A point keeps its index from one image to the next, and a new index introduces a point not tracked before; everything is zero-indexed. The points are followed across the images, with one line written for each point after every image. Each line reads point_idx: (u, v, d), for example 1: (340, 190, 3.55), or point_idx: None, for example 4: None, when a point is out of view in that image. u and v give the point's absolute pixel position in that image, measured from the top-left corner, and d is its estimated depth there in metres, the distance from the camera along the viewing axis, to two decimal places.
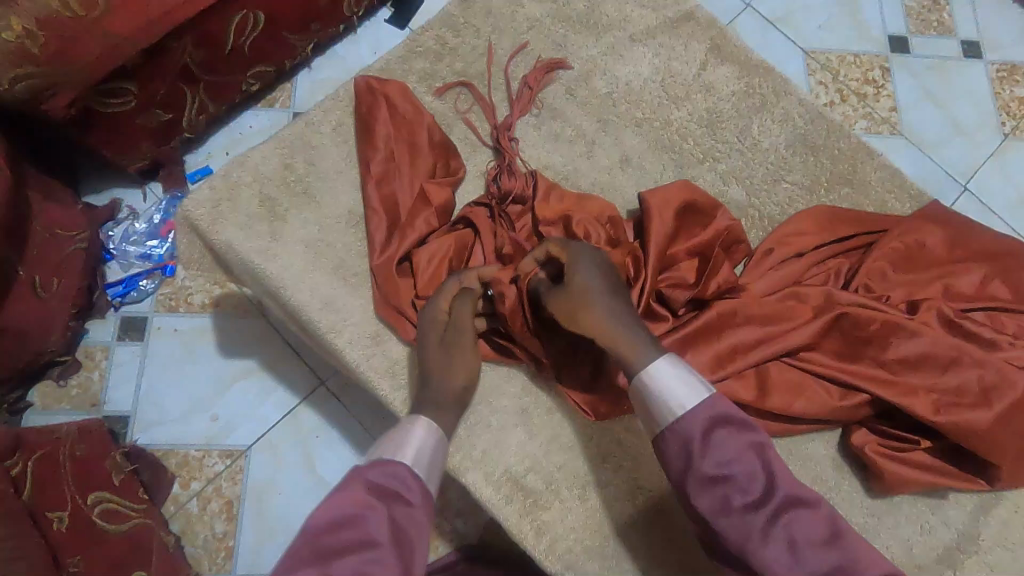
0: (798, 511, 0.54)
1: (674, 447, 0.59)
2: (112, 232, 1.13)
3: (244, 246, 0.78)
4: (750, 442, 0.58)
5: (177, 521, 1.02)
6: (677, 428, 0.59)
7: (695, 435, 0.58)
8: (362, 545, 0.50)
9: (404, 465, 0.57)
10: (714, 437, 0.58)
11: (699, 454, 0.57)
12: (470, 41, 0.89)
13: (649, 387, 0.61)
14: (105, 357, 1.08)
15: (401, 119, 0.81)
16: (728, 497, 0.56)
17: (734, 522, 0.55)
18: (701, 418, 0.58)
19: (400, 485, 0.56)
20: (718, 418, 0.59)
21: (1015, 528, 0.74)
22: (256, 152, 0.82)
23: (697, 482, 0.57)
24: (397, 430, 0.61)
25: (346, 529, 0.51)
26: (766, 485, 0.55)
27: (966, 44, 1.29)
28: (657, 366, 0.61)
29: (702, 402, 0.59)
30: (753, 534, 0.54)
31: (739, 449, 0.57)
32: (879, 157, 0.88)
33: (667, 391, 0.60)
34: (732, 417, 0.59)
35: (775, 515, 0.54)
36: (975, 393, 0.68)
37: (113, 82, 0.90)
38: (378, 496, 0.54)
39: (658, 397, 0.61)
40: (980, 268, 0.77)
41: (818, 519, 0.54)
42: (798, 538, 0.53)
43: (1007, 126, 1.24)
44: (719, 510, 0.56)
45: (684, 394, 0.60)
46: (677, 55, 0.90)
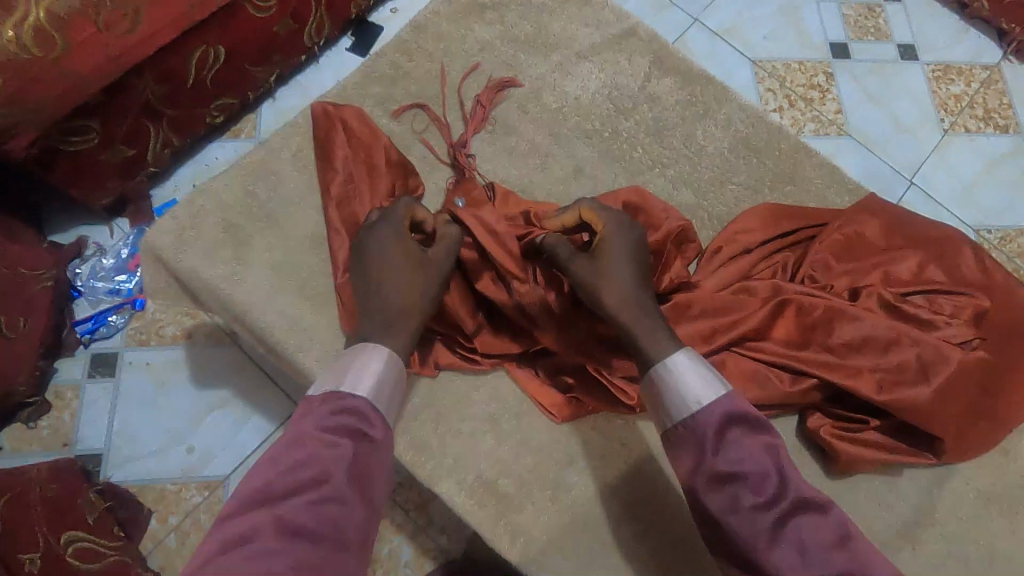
0: (809, 514, 0.55)
1: (688, 441, 0.61)
2: (79, 269, 1.12)
3: (210, 274, 0.79)
4: (765, 443, 0.59)
5: (156, 557, 1.01)
6: (692, 421, 0.60)
7: (709, 432, 0.59)
8: (317, 481, 0.53)
9: (360, 400, 0.60)
10: (727, 434, 0.59)
11: (713, 451, 0.59)
12: (424, 65, 0.93)
13: (666, 377, 0.63)
14: (76, 396, 1.07)
15: (359, 142, 0.83)
16: (738, 495, 0.56)
17: (743, 521, 0.55)
18: (716, 414, 0.60)
19: (356, 419, 0.59)
20: (733, 415, 0.60)
21: (968, 499, 0.77)
22: (218, 181, 0.84)
23: (708, 479, 0.58)
24: (352, 364, 0.63)
25: (301, 468, 0.53)
26: (779, 487, 0.56)
27: (902, 47, 1.36)
28: (678, 358, 0.64)
29: (718, 399, 0.61)
30: (762, 533, 0.54)
31: (753, 449, 0.58)
32: (818, 155, 0.93)
33: (684, 382, 0.62)
34: (748, 417, 0.60)
35: (786, 517, 0.55)
36: (915, 371, 0.72)
37: (74, 120, 0.93)
38: (332, 433, 0.57)
39: (676, 390, 0.63)
40: (915, 254, 0.81)
41: (830, 523, 0.55)
42: (808, 541, 0.53)
43: (945, 122, 1.31)
44: (728, 508, 0.57)
45: (700, 388, 0.62)
46: (623, 69, 0.95)
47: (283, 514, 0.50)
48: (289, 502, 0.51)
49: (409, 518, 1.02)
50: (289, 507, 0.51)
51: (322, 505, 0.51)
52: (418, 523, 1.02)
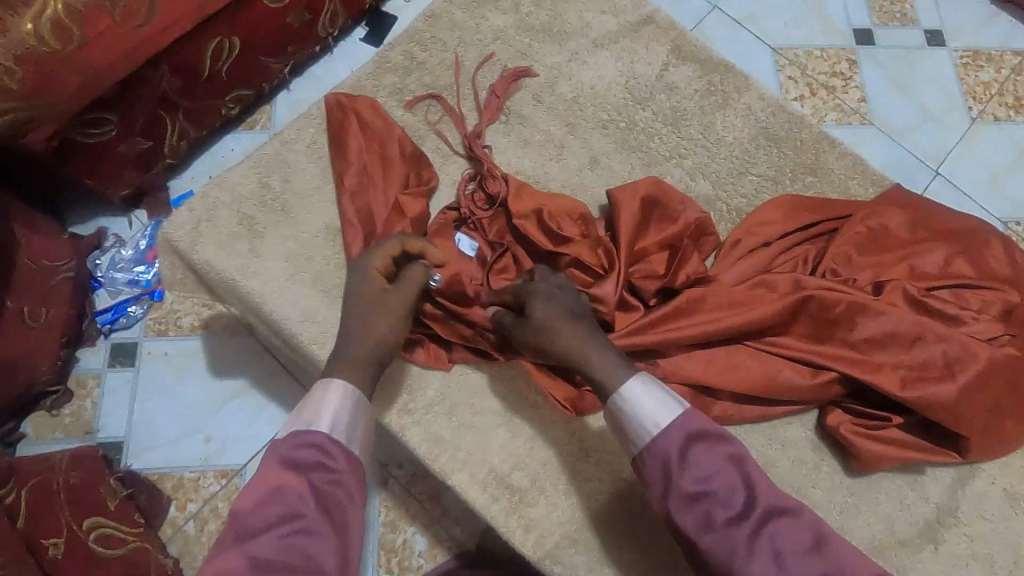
0: (780, 521, 0.54)
1: (654, 468, 0.59)
2: (100, 260, 1.14)
3: (225, 265, 0.79)
4: (727, 456, 0.58)
5: (176, 544, 1.03)
6: (654, 447, 0.59)
7: (671, 454, 0.58)
8: (284, 518, 0.53)
9: (321, 433, 0.58)
10: (690, 453, 0.57)
11: (679, 472, 0.57)
12: (437, 55, 0.92)
13: (623, 406, 0.61)
14: (96, 385, 1.09)
15: (372, 133, 0.83)
16: (709, 513, 0.55)
17: (719, 539, 0.55)
18: (676, 435, 0.58)
19: (317, 453, 0.57)
20: (693, 433, 0.58)
21: (993, 499, 0.75)
22: (233, 173, 0.84)
23: (678, 502, 0.57)
24: (311, 398, 0.61)
25: (268, 506, 0.54)
26: (746, 498, 0.55)
27: (929, 33, 1.32)
28: (632, 386, 0.61)
29: (676, 419, 0.59)
30: (739, 550, 0.53)
31: (716, 463, 0.57)
32: (841, 145, 0.91)
33: (641, 409, 0.60)
34: (707, 431, 0.59)
35: (759, 528, 0.54)
36: (940, 367, 0.70)
37: (91, 112, 0.93)
38: (295, 468, 0.56)
39: (634, 417, 0.61)
40: (942, 247, 0.79)
41: (802, 527, 0.54)
42: (783, 549, 0.53)
43: (974, 110, 1.27)
44: (702, 527, 0.55)
45: (656, 411, 0.60)
46: (640, 57, 0.93)
47: (253, 554, 0.51)
48: (259, 541, 0.52)
49: (423, 509, 1.03)
50: (259, 546, 0.51)
51: (293, 541, 0.52)
52: (432, 514, 1.03)
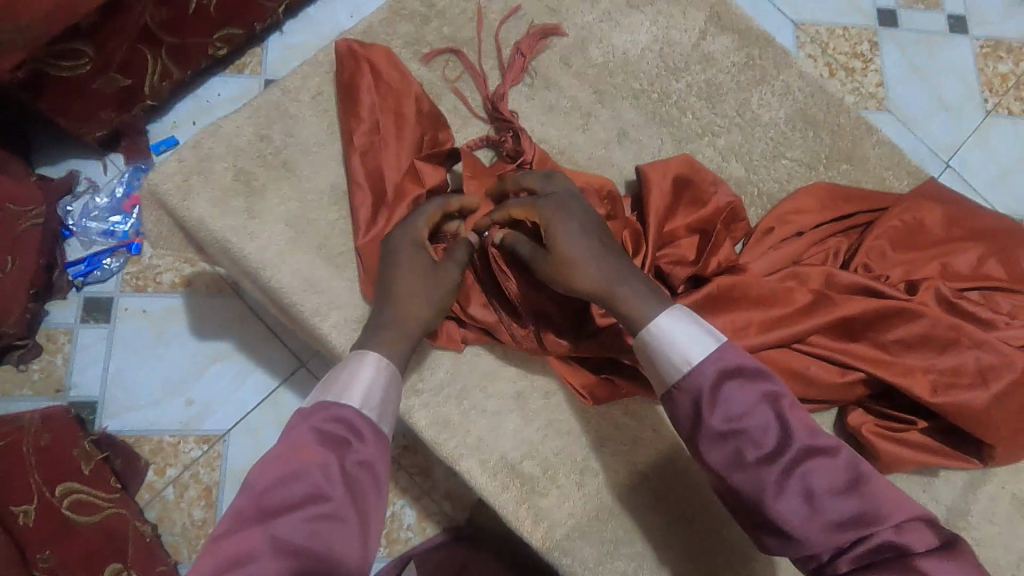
0: (814, 461, 0.53)
1: (685, 402, 0.56)
2: (71, 207, 1.05)
3: (218, 224, 0.72)
4: (763, 393, 0.55)
5: (154, 509, 0.98)
6: (685, 384, 0.56)
7: (705, 389, 0.55)
8: (310, 498, 0.51)
9: (352, 410, 0.56)
10: (724, 390, 0.55)
11: (710, 409, 0.55)
12: (458, 4, 0.83)
13: (652, 344, 0.58)
14: (68, 340, 1.02)
15: (387, 88, 0.75)
16: (741, 451, 0.54)
17: (748, 477, 0.53)
18: (709, 371, 0.55)
19: (345, 429, 0.55)
20: (728, 370, 0.55)
21: (1002, 503, 0.75)
22: (228, 122, 0.76)
23: (708, 439, 0.55)
24: (343, 369, 0.59)
25: (295, 484, 0.51)
26: (781, 438, 0.53)
27: (952, 18, 1.27)
28: (661, 323, 0.58)
29: (709, 354, 0.56)
30: (768, 488, 0.53)
31: (751, 401, 0.54)
32: (877, 133, 0.86)
33: (670, 346, 0.57)
34: (743, 367, 0.56)
35: (791, 468, 0.53)
36: (972, 373, 0.68)
37: (64, 42, 0.83)
38: (324, 443, 0.53)
39: (663, 352, 0.58)
40: (976, 248, 0.76)
41: (838, 467, 0.53)
42: (815, 488, 0.52)
43: (989, 103, 1.23)
44: (731, 465, 0.54)
45: (688, 347, 0.57)
46: (676, 23, 0.86)
47: (277, 535, 0.49)
48: (282, 521, 0.49)
49: (414, 483, 0.99)
50: (281, 527, 0.49)
51: (317, 525, 0.50)
52: (422, 489, 0.99)
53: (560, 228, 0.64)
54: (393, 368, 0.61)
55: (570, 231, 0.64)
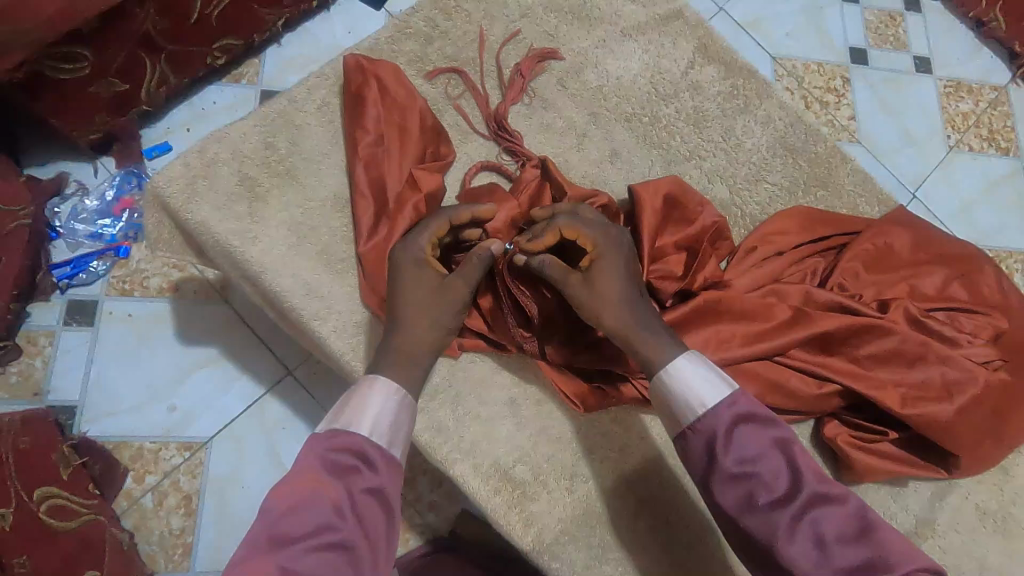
0: (824, 508, 0.56)
1: (699, 443, 0.60)
2: (59, 209, 1.05)
3: (220, 228, 0.73)
4: (774, 439, 0.59)
5: (130, 517, 0.96)
6: (700, 425, 0.60)
7: (718, 431, 0.59)
8: (320, 527, 0.52)
9: (361, 437, 0.58)
10: (736, 433, 0.59)
11: (722, 450, 0.58)
12: (461, 26, 0.87)
13: (672, 384, 0.62)
14: (49, 343, 1.01)
15: (392, 102, 0.78)
16: (752, 494, 0.57)
17: (758, 520, 0.56)
18: (724, 415, 0.59)
19: (354, 457, 0.57)
20: (741, 415, 0.59)
21: (966, 514, 0.79)
22: (234, 129, 0.77)
23: (721, 480, 0.58)
24: (353, 398, 0.61)
25: (306, 512, 0.53)
26: (791, 483, 0.57)
27: (918, 59, 1.36)
28: (680, 364, 0.63)
29: (723, 400, 0.60)
30: (779, 532, 0.55)
31: (762, 446, 0.58)
32: (851, 162, 0.92)
33: (689, 387, 0.61)
34: (755, 414, 0.60)
35: (801, 513, 0.55)
36: (938, 388, 0.73)
37: (64, 44, 0.85)
38: (334, 472, 0.56)
39: (681, 395, 0.62)
40: (941, 271, 0.81)
41: (847, 516, 0.55)
42: (825, 535, 0.54)
43: (951, 139, 1.32)
44: (743, 507, 0.57)
45: (705, 390, 0.61)
46: (666, 52, 0.91)
47: (288, 566, 0.50)
48: (293, 549, 0.51)
49: None
50: (292, 557, 0.50)
51: (327, 554, 0.51)
52: (406, 499, 0.99)
53: (610, 261, 0.68)
54: (405, 397, 0.63)
55: (617, 263, 0.68)
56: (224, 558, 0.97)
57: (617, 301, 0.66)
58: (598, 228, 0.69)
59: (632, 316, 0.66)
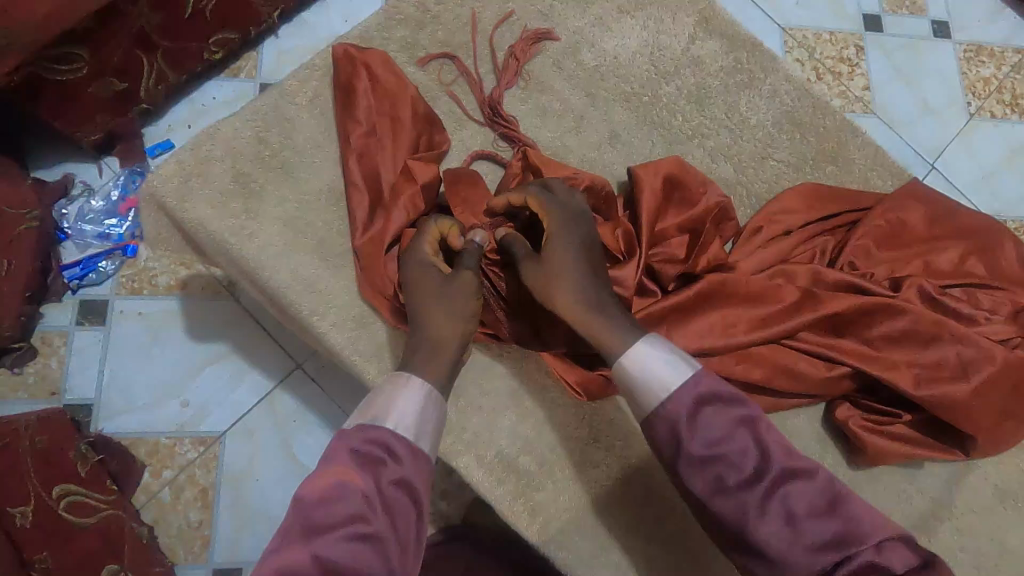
0: (793, 483, 0.55)
1: (663, 429, 0.58)
2: (66, 210, 1.05)
3: (217, 226, 0.73)
4: (739, 418, 0.57)
5: (149, 511, 0.98)
6: (663, 411, 0.58)
7: (681, 415, 0.57)
8: (351, 517, 0.51)
9: (386, 431, 0.57)
10: (701, 414, 0.57)
11: (688, 434, 0.57)
12: (453, 9, 0.85)
13: (631, 369, 0.60)
14: (63, 343, 1.02)
15: (383, 91, 0.76)
16: (720, 476, 0.56)
17: (729, 501, 0.55)
18: (687, 396, 0.58)
19: (381, 450, 0.56)
20: (703, 396, 0.58)
21: (985, 494, 0.77)
22: (227, 124, 0.77)
23: (688, 465, 0.57)
24: (381, 392, 0.61)
25: (335, 502, 0.52)
26: (759, 461, 0.55)
27: (936, 24, 1.30)
28: (640, 349, 0.60)
29: (685, 381, 0.58)
30: (750, 511, 0.54)
31: (727, 426, 0.56)
32: (862, 134, 0.89)
33: (649, 372, 0.59)
34: (718, 393, 0.58)
35: (771, 491, 0.54)
36: (953, 367, 0.70)
37: (59, 47, 0.84)
38: (363, 464, 0.55)
39: (641, 381, 0.60)
40: (958, 246, 0.78)
41: (817, 490, 0.54)
42: (796, 511, 0.53)
43: (972, 106, 1.26)
44: (713, 490, 0.56)
45: (665, 374, 0.59)
46: (665, 28, 0.88)
47: (320, 555, 0.49)
48: (326, 538, 0.50)
49: None
50: (324, 546, 0.50)
51: (358, 544, 0.50)
52: None
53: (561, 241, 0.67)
54: (434, 392, 0.62)
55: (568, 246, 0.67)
56: (241, 550, 0.98)
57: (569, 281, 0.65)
58: (557, 212, 0.69)
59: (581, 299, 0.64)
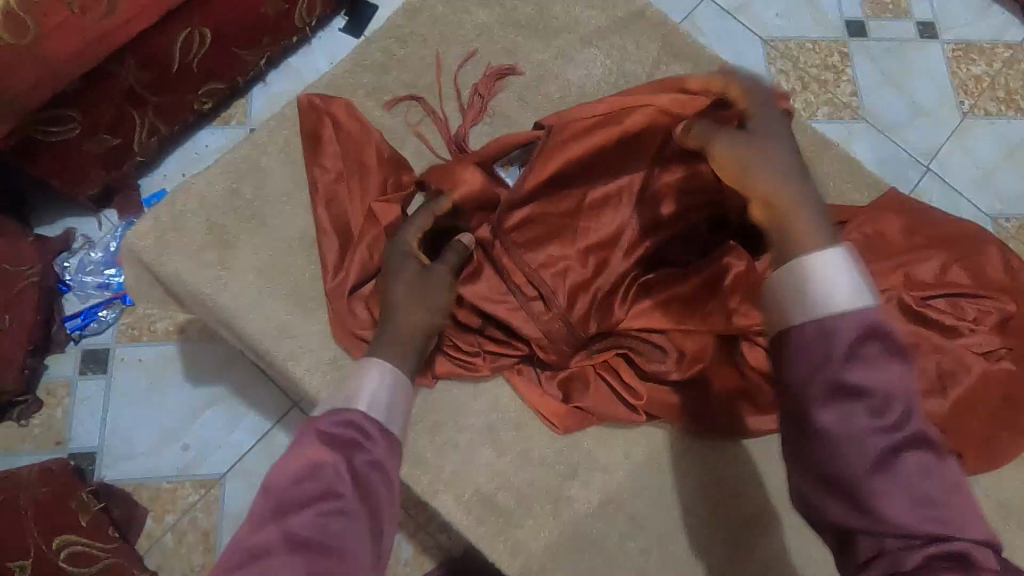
0: (927, 454, 0.44)
1: (810, 338, 0.46)
2: (68, 263, 1.09)
3: (193, 277, 0.75)
4: (903, 365, 0.45)
5: (153, 556, 0.99)
6: (825, 318, 0.46)
7: (844, 336, 0.45)
8: (322, 495, 0.48)
9: (362, 413, 0.55)
10: (863, 345, 0.45)
11: (838, 357, 0.45)
12: (418, 51, 0.87)
13: (799, 268, 0.48)
14: (67, 394, 1.05)
15: (348, 138, 0.79)
16: (855, 411, 0.44)
17: (851, 440, 0.44)
18: (862, 318, 0.45)
19: (355, 430, 0.54)
20: (878, 327, 0.45)
21: (986, 511, 0.74)
22: (202, 178, 0.79)
23: (820, 388, 0.45)
24: (356, 375, 0.58)
25: (307, 480, 0.49)
26: (905, 414, 0.44)
27: (921, 25, 1.29)
28: (829, 254, 0.47)
29: (869, 304, 0.46)
30: (867, 457, 0.44)
31: (886, 368, 0.45)
32: (835, 148, 0.89)
33: (829, 278, 0.47)
34: (892, 331, 0.46)
35: (901, 447, 0.44)
36: (932, 379, 0.69)
37: (52, 109, 0.88)
38: (336, 443, 0.52)
39: (819, 283, 0.47)
40: (939, 255, 0.75)
41: (947, 470, 0.44)
42: (915, 479, 0.43)
43: (965, 105, 1.24)
44: (839, 424, 0.45)
45: (850, 289, 0.46)
46: (629, 55, 0.89)
47: (291, 531, 0.46)
48: (298, 515, 0.47)
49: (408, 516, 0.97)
50: (294, 522, 0.47)
51: (329, 521, 0.47)
52: (417, 522, 0.98)
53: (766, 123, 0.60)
54: (405, 378, 0.60)
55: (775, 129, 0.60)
56: None
57: (766, 160, 0.56)
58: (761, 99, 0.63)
59: (777, 182, 0.55)
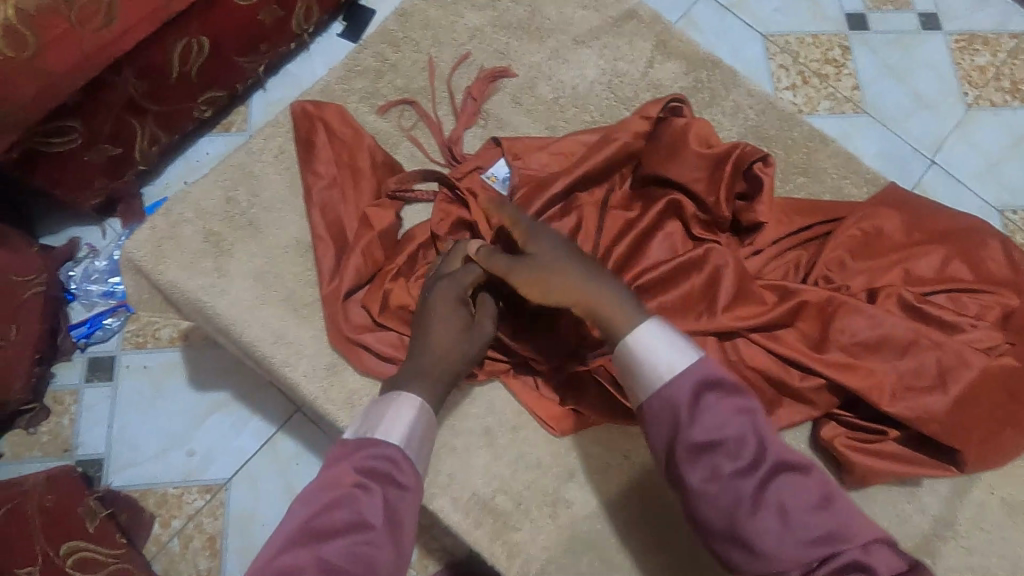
0: (789, 476, 0.53)
1: (661, 412, 0.56)
2: (73, 272, 1.10)
3: (191, 285, 0.76)
4: (739, 407, 0.55)
5: (160, 561, 1.00)
6: (663, 393, 0.56)
7: (682, 403, 0.55)
8: (354, 525, 0.51)
9: (395, 447, 0.57)
10: (703, 401, 0.55)
11: (688, 421, 0.55)
12: (411, 56, 0.88)
13: (632, 350, 0.58)
14: (74, 401, 1.06)
15: (341, 143, 0.79)
16: (717, 464, 0.53)
17: (724, 488, 0.53)
18: (691, 380, 0.56)
19: (388, 465, 0.56)
20: (707, 382, 0.56)
21: (992, 509, 0.73)
22: (198, 186, 0.80)
23: (685, 452, 0.54)
24: (389, 405, 0.60)
25: (340, 511, 0.52)
26: (756, 450, 0.53)
27: (923, 16, 1.27)
28: (642, 332, 0.58)
29: (690, 364, 0.56)
30: (741, 501, 0.52)
31: (726, 414, 0.54)
32: (832, 143, 0.88)
33: (652, 356, 0.57)
34: (721, 380, 0.56)
35: (764, 480, 0.53)
36: (932, 375, 0.68)
37: (53, 120, 0.89)
38: (370, 475, 0.55)
39: (645, 363, 0.57)
40: (939, 250, 0.75)
41: (810, 484, 0.53)
42: (786, 504, 0.52)
43: (969, 96, 1.23)
44: (709, 479, 0.53)
45: (670, 358, 0.57)
46: (623, 54, 0.89)
47: (323, 557, 0.49)
48: (330, 543, 0.50)
49: None
50: (327, 548, 0.50)
51: (360, 552, 0.50)
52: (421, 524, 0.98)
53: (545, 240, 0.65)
54: (433, 412, 0.62)
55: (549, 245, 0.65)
56: None
57: (563, 281, 0.62)
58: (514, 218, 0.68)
59: (579, 299, 0.62)
